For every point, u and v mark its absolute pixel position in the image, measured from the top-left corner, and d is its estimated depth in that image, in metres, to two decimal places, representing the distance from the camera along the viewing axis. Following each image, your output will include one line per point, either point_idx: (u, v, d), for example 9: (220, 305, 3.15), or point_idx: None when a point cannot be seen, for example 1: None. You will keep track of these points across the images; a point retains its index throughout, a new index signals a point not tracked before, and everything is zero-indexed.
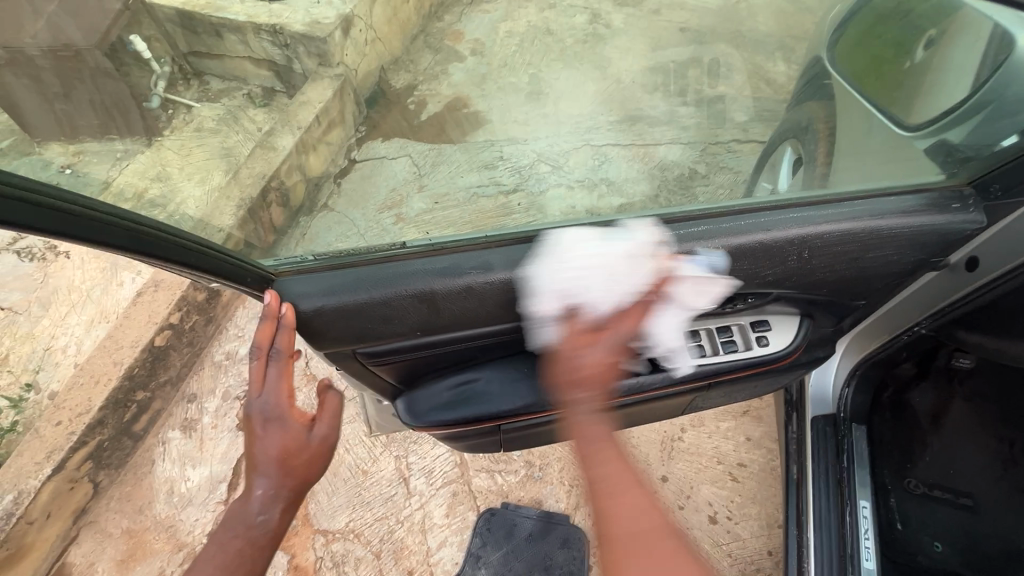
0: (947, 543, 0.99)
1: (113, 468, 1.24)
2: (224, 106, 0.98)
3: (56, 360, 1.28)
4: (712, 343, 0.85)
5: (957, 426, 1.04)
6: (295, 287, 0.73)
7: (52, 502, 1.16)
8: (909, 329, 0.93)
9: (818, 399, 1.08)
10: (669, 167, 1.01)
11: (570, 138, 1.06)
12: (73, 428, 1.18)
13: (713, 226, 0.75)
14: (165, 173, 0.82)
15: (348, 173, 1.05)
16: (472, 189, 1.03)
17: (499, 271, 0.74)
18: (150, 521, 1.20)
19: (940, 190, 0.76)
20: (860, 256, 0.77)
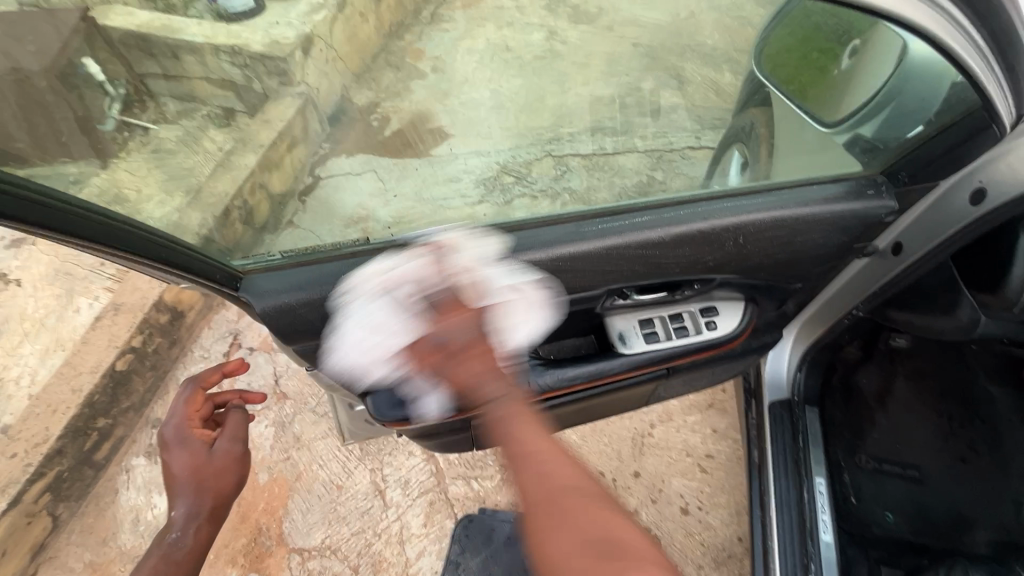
0: (899, 513, 1.04)
1: (73, 499, 1.18)
2: (183, 127, 1.00)
3: (8, 392, 1.21)
4: (665, 329, 0.90)
5: (901, 403, 1.08)
6: (261, 284, 0.74)
7: (7, 537, 1.10)
8: (847, 313, 0.98)
9: (773, 384, 1.11)
10: (629, 173, 1.05)
11: (532, 149, 1.12)
12: (32, 457, 1.15)
13: (657, 216, 0.82)
14: (123, 196, 0.86)
15: (313, 190, 1.06)
16: (438, 202, 1.08)
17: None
18: (114, 552, 1.14)
19: (857, 179, 0.81)
20: (791, 241, 0.82)
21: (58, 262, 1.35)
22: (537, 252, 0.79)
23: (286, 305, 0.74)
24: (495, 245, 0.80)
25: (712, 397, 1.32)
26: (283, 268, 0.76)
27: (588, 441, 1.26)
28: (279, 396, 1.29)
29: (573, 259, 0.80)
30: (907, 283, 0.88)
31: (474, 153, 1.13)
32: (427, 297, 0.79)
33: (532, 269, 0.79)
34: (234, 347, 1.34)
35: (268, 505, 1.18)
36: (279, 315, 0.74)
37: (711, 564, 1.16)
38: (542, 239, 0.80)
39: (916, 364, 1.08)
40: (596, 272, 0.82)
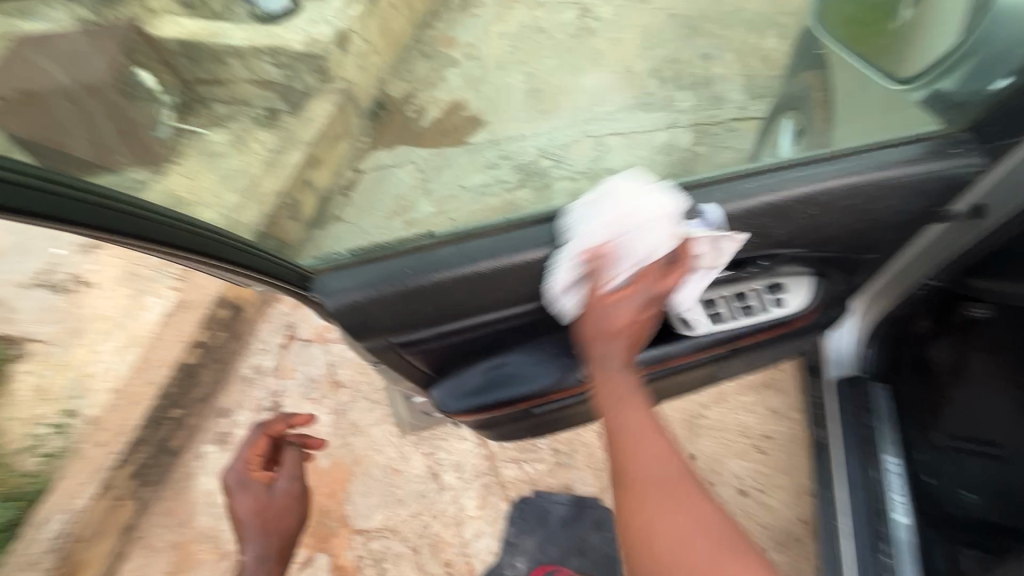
0: (980, 493, 0.92)
1: (156, 483, 1.29)
2: (231, 131, 1.04)
3: (91, 385, 1.30)
4: (730, 309, 0.87)
5: (977, 377, 0.92)
6: (331, 284, 0.78)
7: (101, 519, 1.22)
8: (921, 283, 0.94)
9: (837, 362, 1.14)
10: (674, 149, 0.98)
11: (570, 131, 1.11)
12: (114, 447, 1.23)
13: (709, 195, 0.78)
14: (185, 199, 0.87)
15: (357, 184, 1.07)
16: (478, 189, 1.03)
17: (513, 253, 0.78)
18: (194, 532, 1.26)
19: (935, 139, 0.74)
20: (867, 209, 0.78)
21: (124, 265, 1.39)
22: (591, 237, 0.77)
23: (358, 302, 0.77)
24: (548, 232, 0.79)
25: (768, 376, 1.27)
26: (352, 267, 0.79)
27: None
28: (335, 384, 1.34)
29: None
30: (992, 248, 0.83)
31: (512, 138, 1.13)
32: (488, 285, 0.79)
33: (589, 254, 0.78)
34: (291, 338, 1.41)
35: (330, 489, 1.23)
36: (354, 314, 0.77)
37: (774, 546, 1.15)
38: (596, 222, 0.79)
39: (991, 338, 0.90)
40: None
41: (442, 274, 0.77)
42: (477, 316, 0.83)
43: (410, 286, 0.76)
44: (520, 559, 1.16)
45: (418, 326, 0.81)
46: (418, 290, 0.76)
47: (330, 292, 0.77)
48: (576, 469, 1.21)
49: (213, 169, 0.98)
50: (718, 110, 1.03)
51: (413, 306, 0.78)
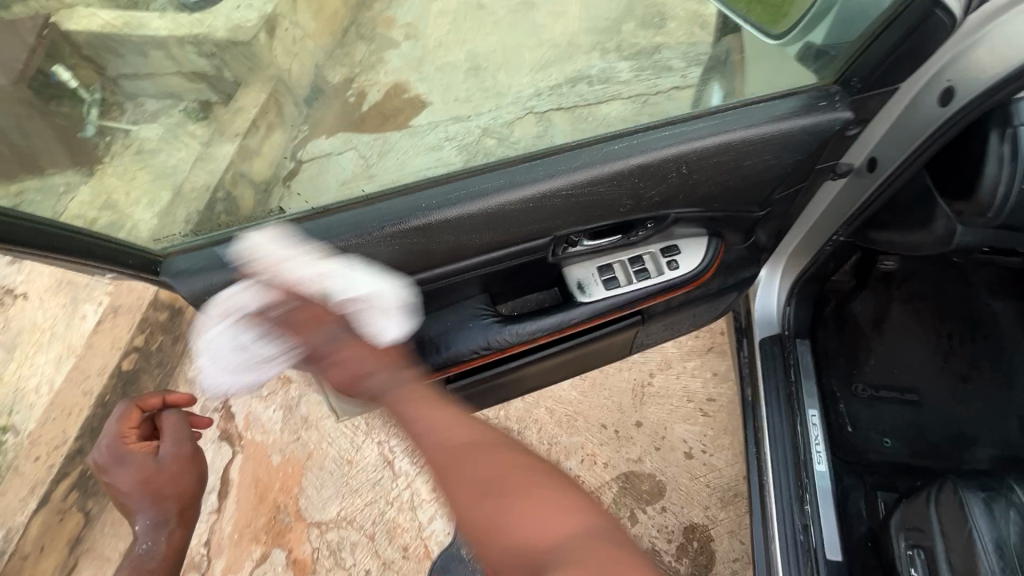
0: (896, 438, 1.03)
1: (101, 495, 1.23)
2: (162, 125, 1.01)
3: (30, 401, 1.26)
4: (625, 274, 0.91)
5: (897, 328, 1.08)
6: (177, 265, 0.74)
7: (43, 535, 1.16)
8: (830, 240, 0.94)
9: (763, 321, 1.07)
10: (612, 121, 0.98)
11: (512, 109, 1.08)
12: (53, 460, 1.20)
13: (580, 159, 0.78)
14: (112, 200, 0.91)
15: (296, 174, 1.02)
16: (422, 171, 0.97)
17: (381, 226, 0.75)
18: None
19: (808, 92, 0.77)
20: (740, 165, 0.80)
21: (61, 273, 1.39)
22: (467, 204, 0.76)
23: (218, 286, 0.75)
24: (417, 203, 0.77)
25: (712, 339, 1.31)
26: (206, 249, 0.77)
27: (590, 395, 1.26)
28: (285, 380, 1.32)
29: (506, 209, 0.77)
30: (880, 203, 0.84)
31: (455, 119, 1.10)
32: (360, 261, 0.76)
33: (456, 224, 0.77)
34: None
35: (283, 484, 1.22)
36: (209, 296, 0.74)
37: (720, 504, 1.15)
38: (474, 190, 0.78)
39: (904, 289, 1.11)
40: (540, 217, 0.79)
41: (312, 252, 0.76)
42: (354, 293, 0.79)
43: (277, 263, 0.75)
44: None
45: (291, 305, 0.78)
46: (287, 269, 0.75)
47: (182, 278, 0.74)
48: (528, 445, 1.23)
49: (143, 167, 0.98)
50: (661, 78, 1.02)
51: (281, 287, 0.76)
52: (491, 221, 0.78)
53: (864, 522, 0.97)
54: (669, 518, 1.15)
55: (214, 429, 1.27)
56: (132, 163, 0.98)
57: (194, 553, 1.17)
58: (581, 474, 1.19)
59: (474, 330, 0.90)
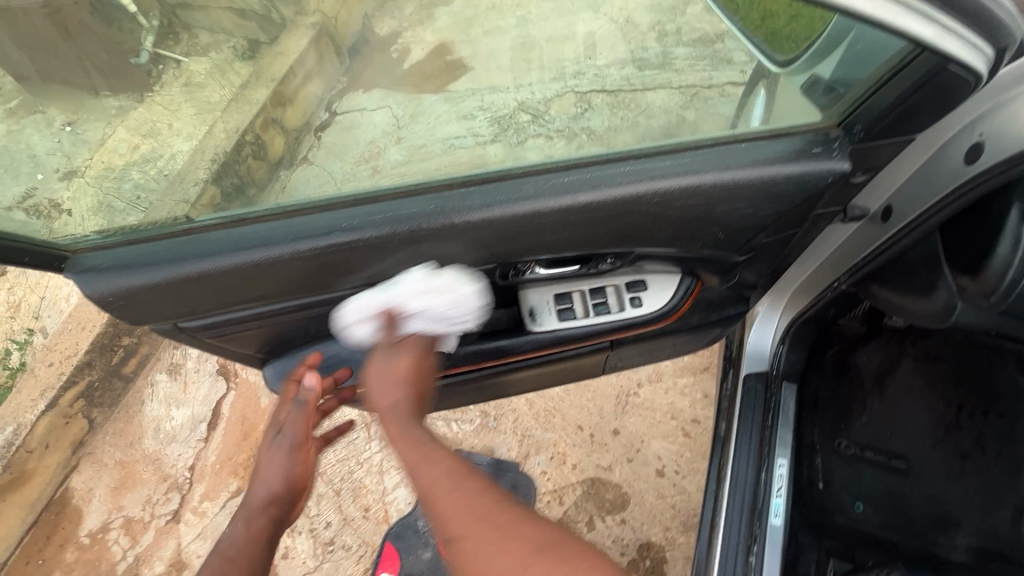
0: (869, 504, 0.99)
1: (105, 406, 1.30)
2: (213, 60, 0.87)
3: (59, 306, 1.35)
4: (584, 305, 0.84)
5: (900, 387, 1.03)
6: (88, 262, 0.70)
7: (49, 434, 1.25)
8: (832, 287, 0.89)
9: (752, 356, 1.01)
10: (655, 115, 0.89)
11: (553, 85, 0.99)
12: (63, 368, 1.27)
13: (518, 190, 0.70)
14: (157, 128, 0.85)
15: (328, 127, 0.93)
16: (449, 140, 0.93)
17: (288, 244, 0.69)
18: (139, 454, 1.27)
19: (805, 133, 0.69)
20: (710, 212, 0.72)
21: None
22: (403, 228, 0.69)
23: (127, 289, 0.69)
24: (337, 221, 0.69)
25: (708, 360, 1.25)
26: (116, 247, 0.71)
27: (571, 395, 1.24)
28: None
29: (432, 236, 0.70)
30: (889, 256, 0.80)
31: (494, 87, 0.99)
32: (267, 278, 0.71)
33: (385, 246, 0.70)
34: None
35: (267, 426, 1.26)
36: (115, 299, 0.69)
37: (681, 529, 1.11)
38: (403, 213, 0.69)
39: (921, 347, 1.04)
40: (475, 247, 0.72)
41: (206, 264, 0.69)
42: (275, 302, 0.75)
43: (172, 271, 0.69)
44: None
45: (204, 313, 0.75)
46: (182, 279, 0.68)
47: (81, 278, 0.68)
48: (501, 433, 1.22)
49: (189, 101, 0.86)
50: (718, 71, 0.90)
51: (195, 294, 0.71)
52: (415, 249, 0.71)
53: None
54: (627, 532, 1.11)
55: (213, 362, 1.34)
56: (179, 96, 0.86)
57: (178, 475, 1.24)
58: (548, 472, 1.17)
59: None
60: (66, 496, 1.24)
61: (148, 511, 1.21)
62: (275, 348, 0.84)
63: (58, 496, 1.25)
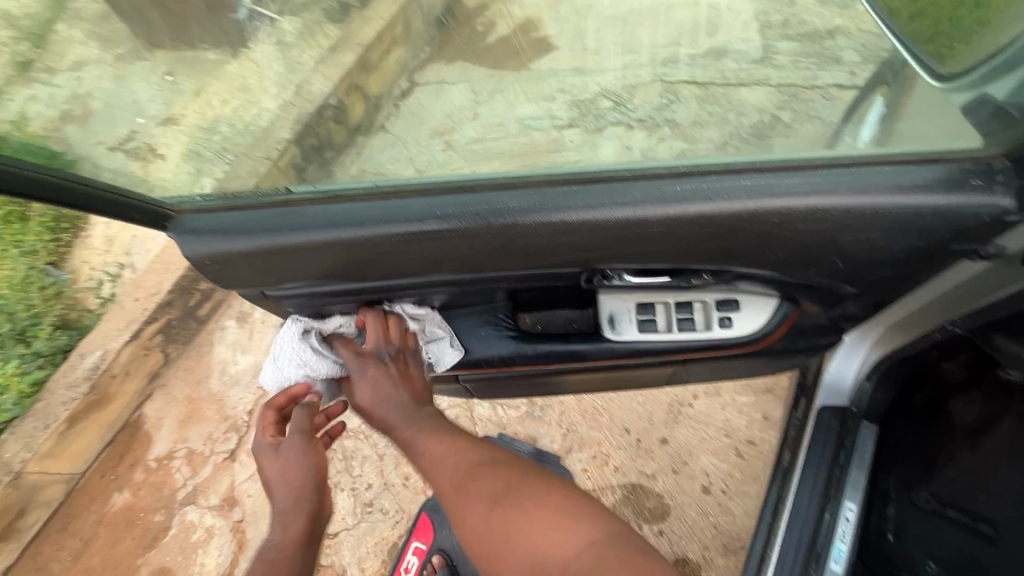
0: (945, 567, 0.80)
1: (181, 342, 1.40)
2: (304, 21, 0.96)
3: (148, 245, 1.45)
4: (667, 318, 0.75)
5: (1001, 443, 0.80)
6: (188, 223, 0.68)
7: (130, 361, 1.35)
8: (943, 329, 0.70)
9: (831, 388, 0.88)
10: (746, 114, 0.81)
11: (640, 71, 0.94)
12: (147, 304, 1.36)
13: (623, 194, 0.60)
14: (248, 84, 0.89)
15: (408, 96, 0.93)
16: (525, 121, 0.89)
17: (382, 227, 0.63)
18: (205, 392, 1.36)
19: (961, 161, 0.56)
20: (835, 239, 0.59)
21: None
22: (495, 220, 0.62)
23: (220, 253, 0.67)
24: (432, 208, 0.63)
25: (773, 380, 1.18)
26: (218, 211, 0.69)
27: (621, 396, 1.21)
28: None
29: (523, 234, 0.62)
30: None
31: (577, 71, 0.96)
32: (360, 256, 0.66)
33: (475, 239, 0.63)
34: None
35: None
36: (212, 262, 0.68)
37: (720, 550, 1.08)
38: (497, 206, 0.63)
39: None
40: (563, 249, 0.63)
41: (298, 238, 0.65)
42: (357, 282, 0.72)
43: (265, 241, 0.65)
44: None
45: (288, 285, 0.72)
46: (271, 248, 0.65)
47: (183, 238, 0.68)
48: (546, 424, 1.20)
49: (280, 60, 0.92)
50: (824, 70, 0.81)
51: (274, 266, 0.68)
52: (507, 246, 0.64)
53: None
54: (663, 544, 1.09)
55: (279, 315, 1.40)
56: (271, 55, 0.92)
57: (238, 417, 1.32)
58: (589, 470, 1.16)
59: (478, 334, 0.81)
60: (139, 420, 1.35)
61: (208, 446, 1.31)
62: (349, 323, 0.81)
63: (133, 419, 1.35)
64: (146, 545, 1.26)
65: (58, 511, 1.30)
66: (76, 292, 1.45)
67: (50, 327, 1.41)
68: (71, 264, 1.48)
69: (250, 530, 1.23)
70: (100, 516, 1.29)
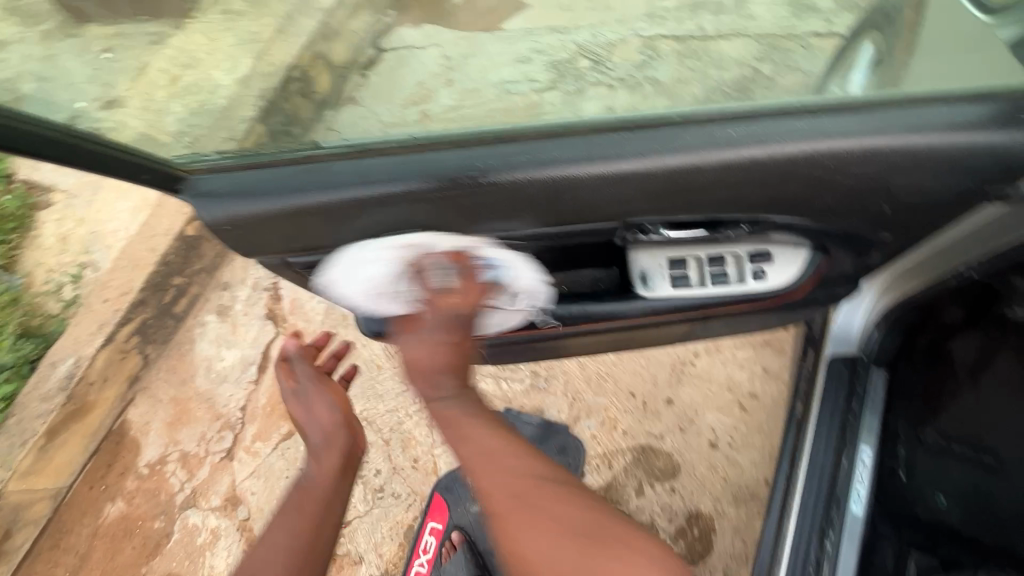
0: (953, 497, 0.86)
1: (159, 342, 1.33)
2: None
3: (108, 241, 1.36)
4: (699, 273, 0.72)
5: (1005, 378, 0.82)
6: (205, 185, 0.63)
7: (106, 367, 1.28)
8: (957, 274, 0.73)
9: (839, 337, 0.92)
10: (726, 67, 0.78)
11: (618, 28, 0.90)
12: (119, 305, 1.28)
13: (671, 139, 0.58)
14: (194, 59, 0.82)
15: (375, 64, 0.87)
16: (503, 85, 0.84)
17: (420, 181, 0.60)
18: (192, 392, 1.30)
19: (1012, 97, 0.55)
20: (883, 183, 0.59)
21: None
22: (539, 172, 0.59)
23: (242, 217, 0.63)
24: (470, 160, 0.60)
25: (771, 335, 1.21)
26: (232, 171, 0.64)
27: (623, 360, 1.23)
28: None
29: (570, 187, 0.60)
30: None
31: (552, 29, 0.91)
32: (395, 218, 0.63)
33: (519, 192, 0.60)
34: None
35: None
36: (232, 227, 0.63)
37: (731, 501, 1.11)
38: (546, 158, 0.59)
39: None
40: (608, 202, 0.61)
41: (328, 197, 0.61)
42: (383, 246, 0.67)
43: (295, 203, 0.62)
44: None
45: (313, 251, 0.68)
46: (301, 211, 0.62)
47: (200, 202, 0.63)
48: (551, 395, 1.22)
49: (231, 31, 0.86)
50: (799, 19, 0.81)
51: (305, 229, 0.64)
52: (550, 199, 0.61)
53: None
54: (676, 500, 1.12)
55: (262, 305, 1.34)
56: (220, 25, 0.87)
57: (232, 415, 1.27)
58: (598, 436, 1.18)
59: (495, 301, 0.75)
60: (124, 426, 1.30)
61: (204, 447, 1.26)
62: None
63: (117, 425, 1.30)
64: (149, 553, 1.21)
65: (47, 528, 1.24)
66: (35, 297, 1.36)
67: (9, 338, 1.32)
68: (24, 267, 1.38)
69: (257, 528, 1.20)
70: (94, 529, 1.24)
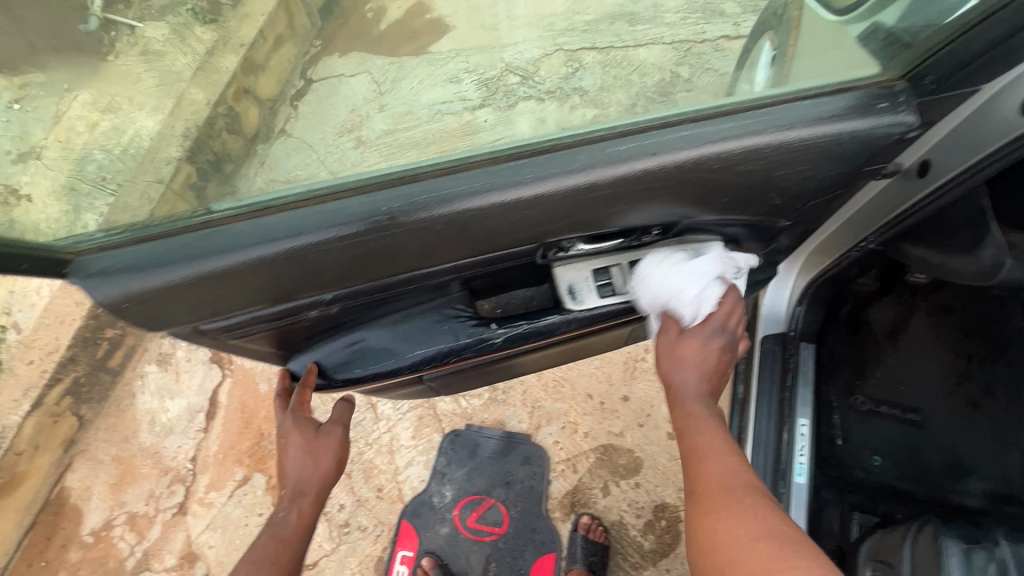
0: (887, 457, 0.92)
1: (95, 402, 1.26)
2: (169, 25, 0.88)
3: (31, 300, 1.26)
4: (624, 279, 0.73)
5: (913, 341, 0.96)
6: (94, 264, 0.59)
7: (38, 434, 1.19)
8: (858, 244, 0.80)
9: (768, 321, 0.96)
10: (646, 72, 0.82)
11: (541, 43, 0.93)
12: (45, 367, 1.19)
13: (571, 159, 0.59)
14: (115, 103, 0.77)
15: (304, 95, 0.87)
16: (435, 106, 0.85)
17: (324, 232, 0.58)
18: (136, 448, 1.24)
19: (868, 86, 0.59)
20: (767, 176, 0.62)
21: None
22: (442, 208, 0.59)
23: (139, 292, 0.59)
24: (373, 205, 0.59)
25: None
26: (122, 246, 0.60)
27: (579, 363, 1.24)
28: None
29: (477, 217, 0.60)
30: (927, 213, 0.71)
31: (478, 49, 0.94)
32: (301, 272, 0.61)
33: (424, 231, 0.60)
34: None
35: (267, 413, 1.23)
36: (131, 303, 0.59)
37: None
38: (446, 193, 0.59)
39: (939, 300, 0.97)
40: (518, 227, 0.62)
41: (229, 259, 0.58)
42: (302, 300, 0.65)
43: (195, 269, 0.58)
44: (449, 488, 1.18)
45: (227, 314, 0.64)
46: (201, 279, 0.58)
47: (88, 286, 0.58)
48: (511, 406, 1.23)
49: (150, 70, 0.83)
50: (710, 25, 0.86)
51: (211, 294, 0.61)
52: (458, 229, 0.60)
53: (834, 539, 0.89)
54: (642, 495, 1.14)
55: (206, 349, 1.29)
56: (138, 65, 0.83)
57: (181, 467, 1.21)
58: (560, 442, 1.19)
59: (442, 335, 0.73)
60: (63, 493, 1.22)
61: (153, 505, 1.19)
62: (293, 345, 0.73)
63: (55, 493, 1.22)
64: None
65: None
66: None
67: None
68: None
69: None
70: None
